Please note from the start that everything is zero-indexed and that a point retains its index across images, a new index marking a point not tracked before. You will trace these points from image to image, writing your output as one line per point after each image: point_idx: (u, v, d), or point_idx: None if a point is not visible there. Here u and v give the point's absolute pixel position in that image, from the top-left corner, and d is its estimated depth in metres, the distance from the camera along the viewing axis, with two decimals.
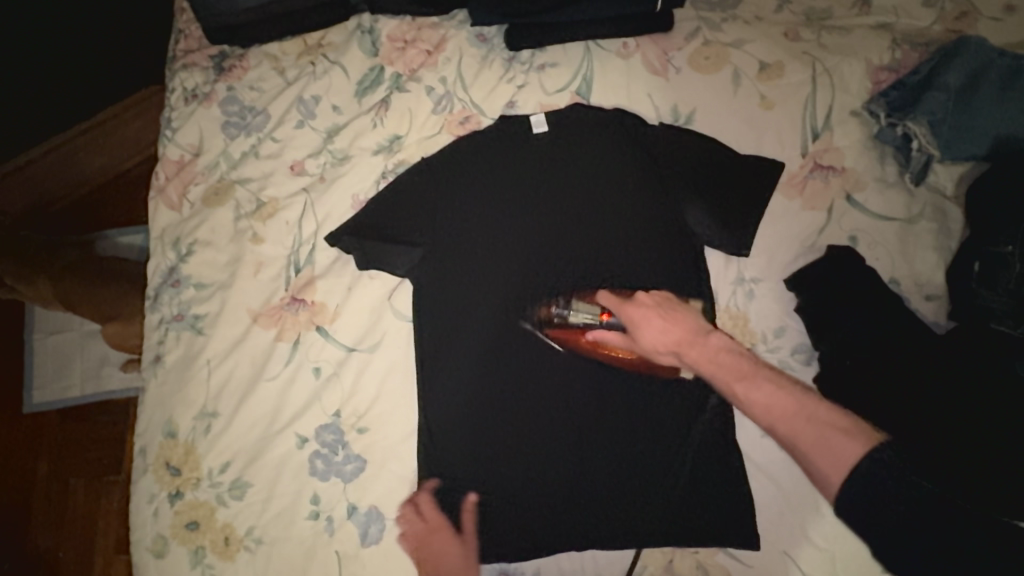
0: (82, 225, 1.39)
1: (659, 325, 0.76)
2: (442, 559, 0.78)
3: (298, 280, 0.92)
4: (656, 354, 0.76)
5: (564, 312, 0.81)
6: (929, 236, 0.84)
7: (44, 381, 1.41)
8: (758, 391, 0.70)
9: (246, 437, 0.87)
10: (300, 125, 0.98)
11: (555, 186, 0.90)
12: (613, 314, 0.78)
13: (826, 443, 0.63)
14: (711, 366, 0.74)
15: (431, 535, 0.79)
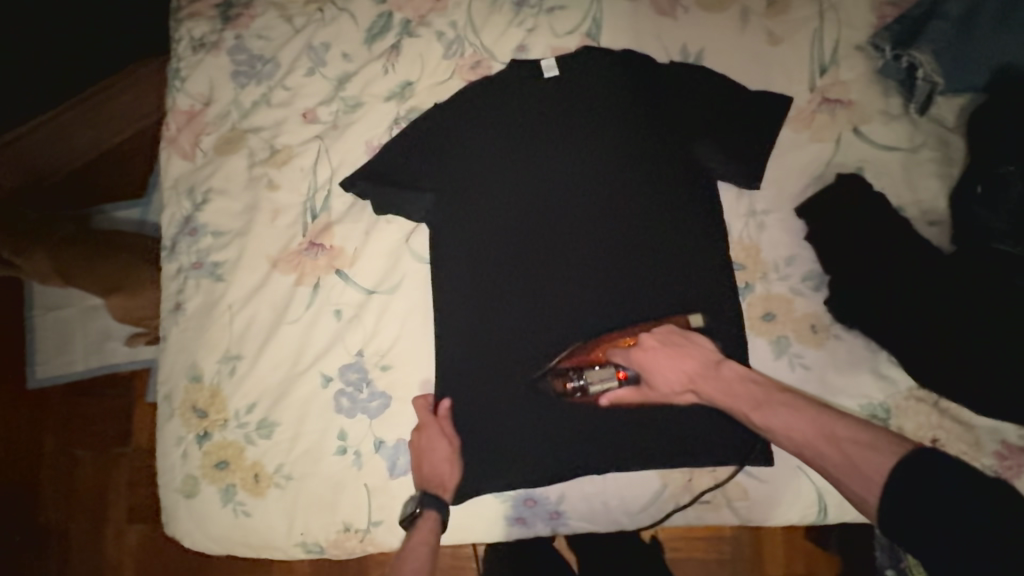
0: (78, 201, 1.37)
1: (666, 363, 0.79)
2: (431, 453, 0.82)
3: (315, 226, 0.93)
4: (672, 393, 0.80)
5: (581, 384, 0.82)
6: (931, 165, 0.86)
7: (46, 357, 1.40)
8: (777, 415, 0.71)
9: (271, 378, 0.88)
10: (310, 72, 0.98)
11: (568, 128, 0.91)
12: (628, 371, 0.81)
13: (853, 463, 0.63)
14: (726, 396, 0.76)
15: (420, 434, 0.83)
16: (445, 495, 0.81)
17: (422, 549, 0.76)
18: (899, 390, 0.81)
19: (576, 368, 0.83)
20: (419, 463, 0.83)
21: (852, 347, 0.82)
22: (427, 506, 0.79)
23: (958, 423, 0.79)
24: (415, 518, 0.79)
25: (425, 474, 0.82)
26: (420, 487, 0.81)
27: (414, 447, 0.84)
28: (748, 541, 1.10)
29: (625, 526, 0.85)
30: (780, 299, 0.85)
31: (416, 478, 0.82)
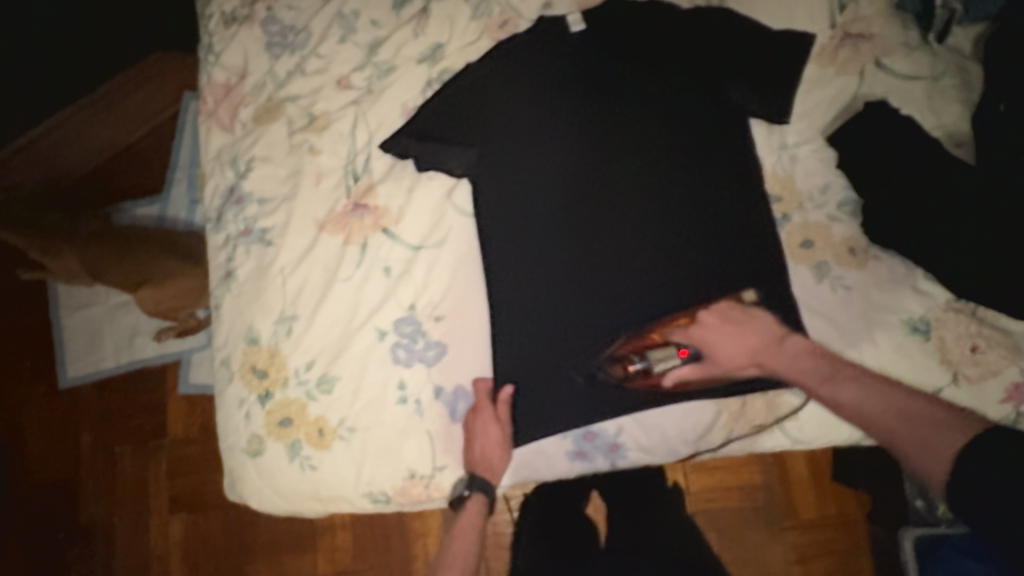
0: (99, 199, 1.37)
1: (729, 340, 0.82)
2: (481, 436, 0.85)
3: (359, 187, 0.96)
4: (733, 368, 0.83)
5: (645, 364, 0.83)
6: (953, 91, 0.90)
7: (76, 355, 1.37)
8: (848, 389, 0.77)
9: (328, 335, 0.91)
10: (342, 40, 1.00)
11: (600, 78, 0.94)
12: (687, 351, 0.83)
13: (923, 439, 0.69)
14: (794, 370, 0.80)
15: (473, 419, 0.85)
16: (493, 476, 0.85)
17: (470, 530, 0.84)
18: (937, 303, 0.84)
19: (637, 351, 0.83)
20: (470, 444, 0.86)
21: (891, 266, 0.86)
22: (475, 489, 0.84)
23: (996, 330, 0.82)
24: (464, 496, 0.85)
25: (475, 455, 0.85)
26: (471, 467, 0.86)
27: (466, 426, 0.86)
28: (778, 488, 1.19)
29: (682, 453, 0.88)
30: (817, 226, 0.88)
31: (465, 457, 0.87)
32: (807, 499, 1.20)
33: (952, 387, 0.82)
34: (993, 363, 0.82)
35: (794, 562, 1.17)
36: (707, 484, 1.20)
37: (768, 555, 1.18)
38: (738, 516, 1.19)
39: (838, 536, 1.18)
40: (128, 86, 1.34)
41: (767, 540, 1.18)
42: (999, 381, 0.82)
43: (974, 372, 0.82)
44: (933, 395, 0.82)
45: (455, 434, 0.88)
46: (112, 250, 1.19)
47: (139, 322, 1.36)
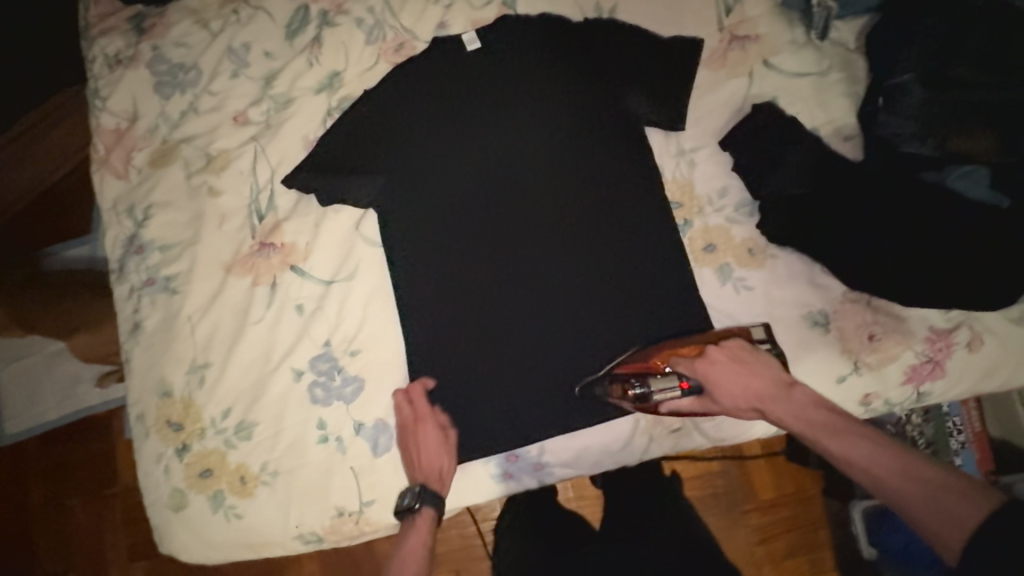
0: (28, 241, 1.31)
1: (737, 384, 0.76)
2: (424, 446, 0.84)
3: (264, 226, 0.94)
4: (735, 411, 0.78)
5: (642, 391, 0.78)
6: (840, 85, 0.92)
7: (15, 409, 1.31)
8: (853, 447, 0.70)
9: (243, 380, 0.89)
10: (235, 75, 0.98)
11: (497, 98, 0.94)
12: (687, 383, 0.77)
13: (939, 504, 0.63)
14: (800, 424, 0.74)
15: (417, 431, 0.84)
16: (440, 488, 0.83)
17: (418, 550, 0.79)
18: (835, 295, 0.86)
19: (641, 378, 0.77)
20: (415, 457, 0.84)
21: (790, 262, 0.87)
22: (426, 502, 0.81)
23: (891, 318, 0.85)
24: (413, 510, 0.81)
25: (422, 468, 0.84)
26: (417, 480, 0.83)
27: (406, 439, 0.85)
28: (736, 472, 1.22)
29: (607, 466, 0.89)
30: (718, 229, 0.89)
31: (411, 470, 0.84)
32: (763, 480, 1.23)
33: (854, 374, 0.85)
34: (891, 348, 0.85)
35: (756, 541, 1.21)
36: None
37: (730, 538, 1.21)
38: (700, 504, 1.22)
39: (794, 511, 1.23)
40: (46, 122, 1.23)
41: (729, 524, 1.21)
42: (898, 364, 0.85)
43: (873, 359, 0.85)
44: (836, 384, 0.86)
45: (403, 448, 0.86)
46: (47, 315, 1.14)
47: (79, 370, 1.31)
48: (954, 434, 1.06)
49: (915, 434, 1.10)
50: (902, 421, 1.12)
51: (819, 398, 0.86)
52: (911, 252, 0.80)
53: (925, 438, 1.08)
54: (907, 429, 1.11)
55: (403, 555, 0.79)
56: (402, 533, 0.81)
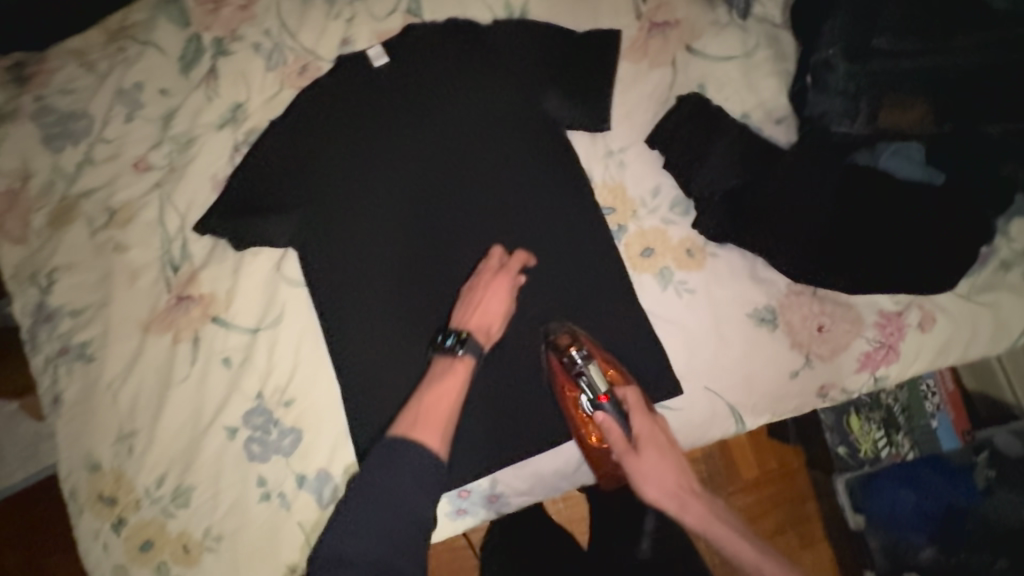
0: None
1: (665, 463, 0.77)
2: (489, 296, 0.80)
3: (179, 278, 0.88)
4: (653, 494, 0.78)
5: (581, 368, 0.77)
6: (767, 65, 0.87)
7: None
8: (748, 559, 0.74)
9: (174, 445, 0.84)
10: (129, 118, 0.91)
11: (412, 114, 0.89)
12: (619, 411, 0.78)
13: None
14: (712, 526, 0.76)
15: (489, 280, 0.81)
16: (484, 343, 0.79)
17: (452, 398, 0.77)
18: (779, 289, 0.83)
19: (586, 355, 0.77)
20: (470, 308, 0.80)
21: (730, 259, 0.83)
22: (467, 351, 0.78)
23: (838, 306, 0.82)
24: (453, 356, 0.78)
25: (475, 318, 0.79)
26: (468, 326, 0.79)
27: (472, 287, 0.81)
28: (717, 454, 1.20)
29: (564, 488, 0.86)
30: (654, 232, 0.85)
31: (460, 315, 0.80)
32: (746, 458, 1.21)
33: (806, 368, 0.82)
34: (841, 338, 0.82)
35: (744, 520, 1.19)
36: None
37: None
38: None
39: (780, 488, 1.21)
40: None
41: None
42: (850, 353, 0.82)
43: (824, 350, 0.82)
44: (789, 380, 0.82)
45: (463, 292, 0.82)
46: None
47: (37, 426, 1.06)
48: (927, 398, 1.13)
49: (889, 403, 1.15)
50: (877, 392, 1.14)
51: (771, 397, 0.83)
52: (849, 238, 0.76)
53: (901, 405, 1.14)
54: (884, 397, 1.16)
55: (433, 397, 0.76)
56: (433, 377, 0.78)
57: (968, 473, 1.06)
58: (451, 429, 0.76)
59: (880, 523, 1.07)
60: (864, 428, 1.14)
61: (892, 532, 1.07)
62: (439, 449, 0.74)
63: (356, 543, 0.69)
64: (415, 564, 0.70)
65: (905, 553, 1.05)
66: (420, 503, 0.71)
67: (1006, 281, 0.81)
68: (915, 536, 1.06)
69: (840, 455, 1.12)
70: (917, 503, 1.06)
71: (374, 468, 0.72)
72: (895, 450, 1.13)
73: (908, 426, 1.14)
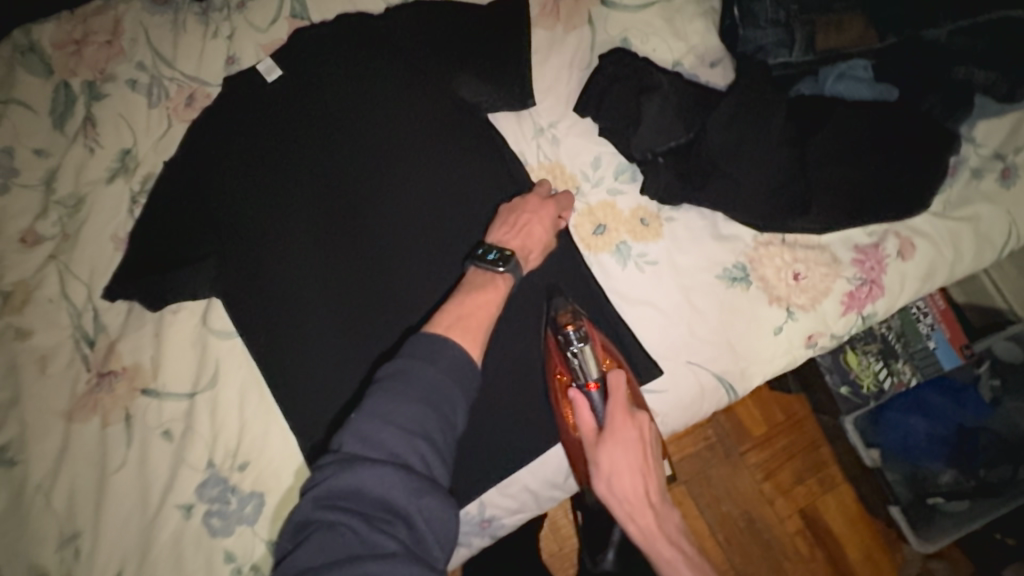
0: None
1: (631, 467, 0.64)
2: (531, 213, 0.72)
3: (97, 353, 0.79)
4: (606, 496, 0.66)
5: (572, 342, 0.68)
6: (690, 6, 0.80)
7: None
8: None
9: (124, 538, 0.75)
10: (4, 188, 0.81)
11: (318, 128, 0.80)
12: (604, 398, 0.68)
13: None
14: (666, 553, 0.63)
15: (530, 200, 0.73)
16: (525, 264, 0.71)
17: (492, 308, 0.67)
18: (745, 244, 0.76)
19: (581, 335, 0.68)
20: (513, 226, 0.71)
21: (688, 220, 0.77)
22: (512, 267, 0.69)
23: (811, 249, 0.76)
24: (495, 271, 0.69)
25: (519, 235, 0.71)
26: (511, 244, 0.71)
27: (510, 207, 0.73)
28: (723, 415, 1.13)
29: (560, 496, 0.79)
30: (602, 206, 0.77)
31: (498, 234, 0.71)
32: (752, 416, 1.16)
33: (790, 321, 0.76)
34: (821, 282, 0.76)
35: (762, 479, 1.13)
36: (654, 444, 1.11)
37: (737, 484, 1.12)
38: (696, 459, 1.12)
39: (791, 438, 1.15)
40: None
41: (731, 471, 1.12)
42: (833, 296, 0.76)
43: (805, 299, 0.76)
44: (775, 336, 0.76)
45: (503, 212, 0.73)
46: None
47: None
48: (920, 319, 1.08)
49: (883, 331, 1.09)
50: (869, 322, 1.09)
51: (759, 358, 0.77)
52: (811, 174, 0.70)
53: (895, 332, 1.08)
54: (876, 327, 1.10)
55: (473, 303, 0.66)
56: (467, 289, 0.68)
57: (972, 389, 1.05)
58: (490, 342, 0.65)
59: (895, 454, 1.05)
60: (863, 362, 1.08)
61: (909, 460, 1.04)
62: (477, 359, 0.61)
63: (370, 466, 0.51)
64: (436, 521, 0.52)
65: (925, 479, 1.04)
66: (446, 421, 0.56)
67: (980, 190, 0.76)
68: (933, 463, 1.03)
69: (843, 394, 1.06)
70: (929, 430, 1.03)
71: (389, 379, 0.56)
72: (897, 379, 1.06)
73: (906, 352, 1.07)
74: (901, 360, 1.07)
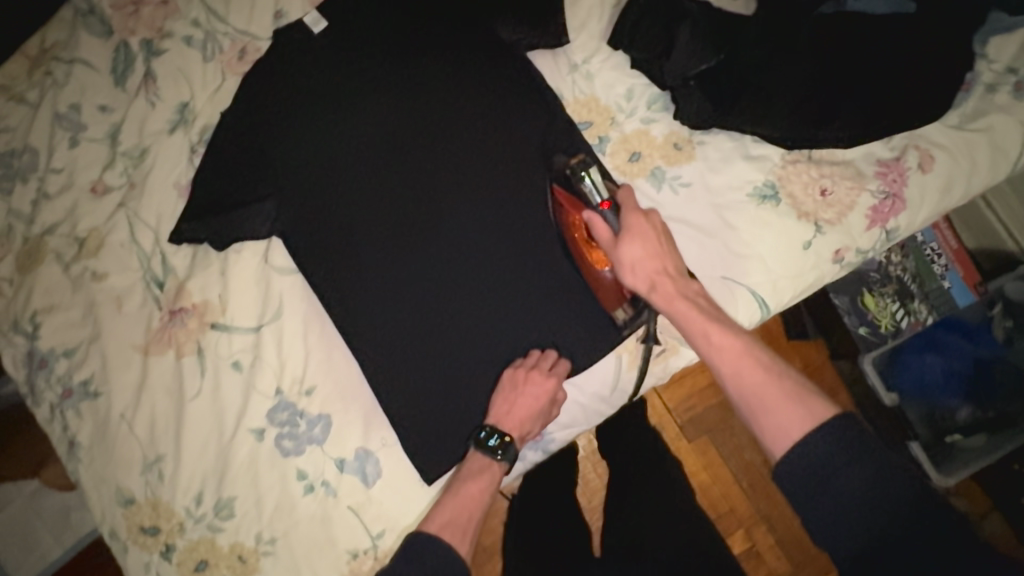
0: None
1: (646, 253, 0.72)
2: (534, 398, 0.78)
3: (167, 292, 0.84)
4: (629, 281, 0.73)
5: (582, 178, 0.75)
6: None
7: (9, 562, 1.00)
8: (728, 356, 0.68)
9: (204, 458, 0.82)
10: (74, 142, 0.86)
11: (361, 69, 0.83)
12: (616, 209, 0.74)
13: (787, 409, 0.63)
14: (684, 308, 0.71)
15: (529, 385, 0.78)
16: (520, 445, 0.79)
17: (484, 496, 0.76)
18: (774, 162, 0.81)
19: (585, 164, 0.76)
20: (515, 412, 0.78)
21: (718, 143, 0.82)
22: (507, 458, 0.78)
23: (836, 165, 0.81)
24: (493, 460, 0.78)
25: (516, 421, 0.79)
26: (508, 431, 0.78)
27: (514, 378, 0.79)
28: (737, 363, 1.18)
29: (607, 412, 0.86)
30: (636, 134, 0.83)
31: (502, 412, 0.79)
32: None
33: (819, 236, 0.80)
34: (846, 197, 0.80)
35: None
36: (679, 394, 1.15)
37: None
38: (720, 411, 1.15)
39: (811, 385, 1.19)
40: None
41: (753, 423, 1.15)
42: (858, 210, 0.80)
43: (833, 214, 0.80)
44: (804, 251, 0.81)
45: (511, 389, 0.79)
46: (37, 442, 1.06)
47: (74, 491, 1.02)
48: (934, 261, 1.08)
49: (898, 273, 1.11)
50: (884, 264, 1.11)
51: (793, 271, 0.81)
52: (831, 90, 0.76)
53: (910, 273, 1.10)
54: (890, 269, 1.11)
55: (468, 495, 0.75)
56: (467, 474, 0.77)
57: (983, 329, 1.03)
58: (475, 532, 0.75)
59: (911, 394, 1.03)
60: (880, 304, 1.11)
61: (927, 399, 1.03)
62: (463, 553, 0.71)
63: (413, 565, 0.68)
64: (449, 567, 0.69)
65: (943, 418, 1.02)
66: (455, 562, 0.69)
67: (994, 104, 0.81)
68: (948, 399, 1.02)
69: (862, 335, 1.10)
70: (945, 366, 1.02)
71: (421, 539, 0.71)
72: (914, 318, 1.08)
73: (922, 292, 1.09)
74: (918, 301, 1.09)
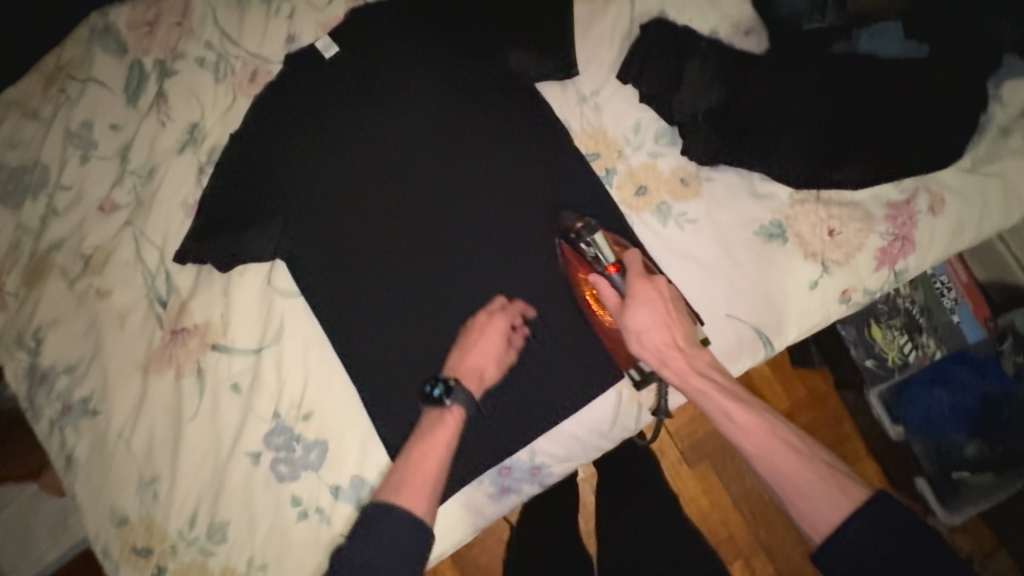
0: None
1: (655, 322, 0.71)
2: (483, 341, 0.76)
3: (170, 312, 0.85)
4: (639, 352, 0.72)
5: (586, 241, 0.75)
6: None
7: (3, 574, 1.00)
8: (748, 430, 0.67)
9: (199, 479, 0.81)
10: (84, 160, 0.87)
11: (370, 96, 0.83)
12: (622, 274, 0.74)
13: (815, 491, 0.62)
14: (697, 383, 0.70)
15: (477, 327, 0.77)
16: (475, 388, 0.75)
17: (440, 453, 0.70)
18: (782, 201, 0.81)
19: (590, 228, 0.75)
20: (462, 355, 0.76)
21: (725, 179, 0.81)
22: (456, 402, 0.73)
23: (844, 206, 0.80)
24: (443, 407, 0.73)
25: (468, 366, 0.76)
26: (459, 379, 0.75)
27: (467, 324, 0.78)
28: None
29: (607, 447, 0.84)
30: (643, 168, 0.82)
31: (451, 362, 0.76)
32: (774, 399, 1.18)
33: (826, 276, 0.79)
34: (854, 238, 0.79)
35: None
36: (681, 425, 1.13)
37: None
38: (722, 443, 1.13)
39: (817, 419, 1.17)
40: None
41: None
42: (867, 251, 0.79)
43: (840, 254, 0.79)
44: (810, 291, 0.80)
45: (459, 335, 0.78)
46: None
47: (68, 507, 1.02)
48: (945, 294, 1.05)
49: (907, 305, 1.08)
50: (892, 297, 1.09)
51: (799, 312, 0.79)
52: (839, 130, 0.75)
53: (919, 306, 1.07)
54: (898, 300, 1.09)
55: (421, 453, 0.70)
56: (422, 432, 0.72)
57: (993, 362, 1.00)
58: (439, 493, 0.69)
59: (919, 429, 1.01)
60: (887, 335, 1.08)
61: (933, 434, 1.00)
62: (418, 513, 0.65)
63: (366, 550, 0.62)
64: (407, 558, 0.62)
65: (951, 453, 1.00)
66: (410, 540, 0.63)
67: (1008, 147, 0.79)
68: (956, 432, 1.00)
69: (868, 367, 1.06)
70: (952, 400, 1.00)
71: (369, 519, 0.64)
72: (923, 352, 1.06)
73: (930, 325, 1.06)
74: (925, 334, 1.06)
